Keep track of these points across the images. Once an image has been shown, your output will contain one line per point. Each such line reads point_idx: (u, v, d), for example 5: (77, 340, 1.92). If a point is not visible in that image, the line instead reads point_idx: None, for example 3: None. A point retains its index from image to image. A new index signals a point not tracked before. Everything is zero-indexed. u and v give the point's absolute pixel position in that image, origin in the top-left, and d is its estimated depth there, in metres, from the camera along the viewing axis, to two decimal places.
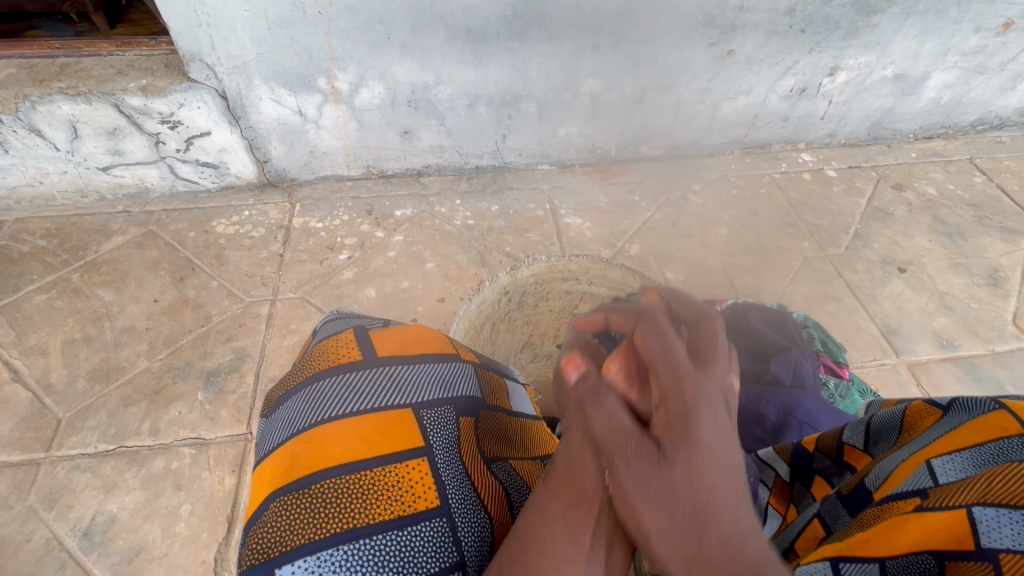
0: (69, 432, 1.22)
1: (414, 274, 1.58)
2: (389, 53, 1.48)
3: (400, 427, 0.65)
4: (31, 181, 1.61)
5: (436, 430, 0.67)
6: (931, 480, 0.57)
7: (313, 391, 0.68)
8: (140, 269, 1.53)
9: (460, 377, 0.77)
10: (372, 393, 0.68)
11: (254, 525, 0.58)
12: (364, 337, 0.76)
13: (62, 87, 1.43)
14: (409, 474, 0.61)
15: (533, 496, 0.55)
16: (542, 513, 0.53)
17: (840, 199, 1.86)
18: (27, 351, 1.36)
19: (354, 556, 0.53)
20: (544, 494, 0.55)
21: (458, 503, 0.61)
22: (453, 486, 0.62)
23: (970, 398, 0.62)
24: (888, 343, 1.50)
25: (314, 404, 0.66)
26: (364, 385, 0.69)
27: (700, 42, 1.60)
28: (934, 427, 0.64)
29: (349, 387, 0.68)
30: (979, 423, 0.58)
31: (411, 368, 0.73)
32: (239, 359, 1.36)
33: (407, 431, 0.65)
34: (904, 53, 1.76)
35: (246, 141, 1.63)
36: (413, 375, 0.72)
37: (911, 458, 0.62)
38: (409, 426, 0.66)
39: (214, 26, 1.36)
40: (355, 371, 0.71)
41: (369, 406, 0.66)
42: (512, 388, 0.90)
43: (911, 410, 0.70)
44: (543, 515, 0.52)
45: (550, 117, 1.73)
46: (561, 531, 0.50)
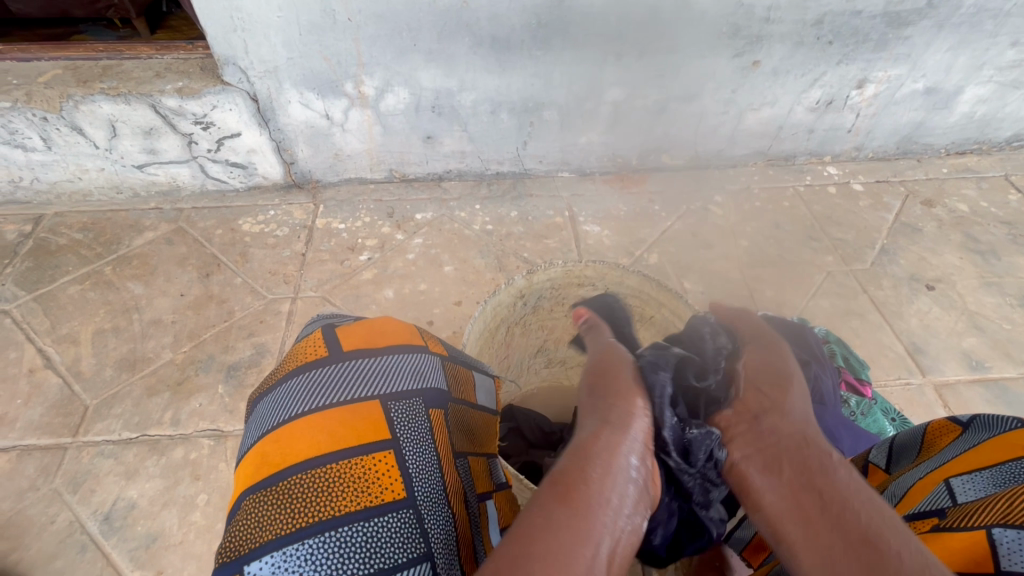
0: (95, 419, 1.26)
1: (432, 277, 1.59)
2: (415, 59, 1.52)
3: (365, 419, 0.66)
4: (71, 177, 1.68)
5: (404, 423, 0.68)
6: (950, 500, 0.59)
7: (283, 392, 0.70)
8: (169, 263, 1.59)
9: (430, 369, 0.77)
10: (338, 387, 0.69)
11: (232, 523, 0.61)
12: (331, 338, 0.76)
13: (103, 87, 1.49)
14: (375, 466, 0.62)
15: (538, 500, 0.61)
16: (548, 517, 0.59)
17: (867, 214, 1.82)
18: (60, 339, 1.40)
19: (319, 549, 0.55)
20: (550, 500, 0.61)
21: (423, 495, 0.63)
22: (420, 478, 0.64)
23: (991, 417, 0.65)
24: (913, 362, 1.45)
25: (282, 406, 0.68)
26: (330, 381, 0.69)
27: (724, 53, 1.60)
28: (952, 445, 0.66)
29: (316, 384, 0.69)
30: (1001, 442, 0.61)
31: (378, 362, 0.73)
32: (259, 354, 1.39)
33: (373, 424, 0.66)
34: (936, 66, 1.72)
35: (274, 143, 1.67)
36: (380, 368, 0.72)
37: (930, 476, 0.65)
38: (376, 418, 0.66)
39: (248, 31, 1.41)
40: (322, 367, 0.71)
41: (334, 401, 0.67)
42: (478, 382, 0.87)
43: (931, 429, 0.72)
44: (549, 519, 0.58)
45: (571, 125, 1.74)
46: (567, 538, 0.57)
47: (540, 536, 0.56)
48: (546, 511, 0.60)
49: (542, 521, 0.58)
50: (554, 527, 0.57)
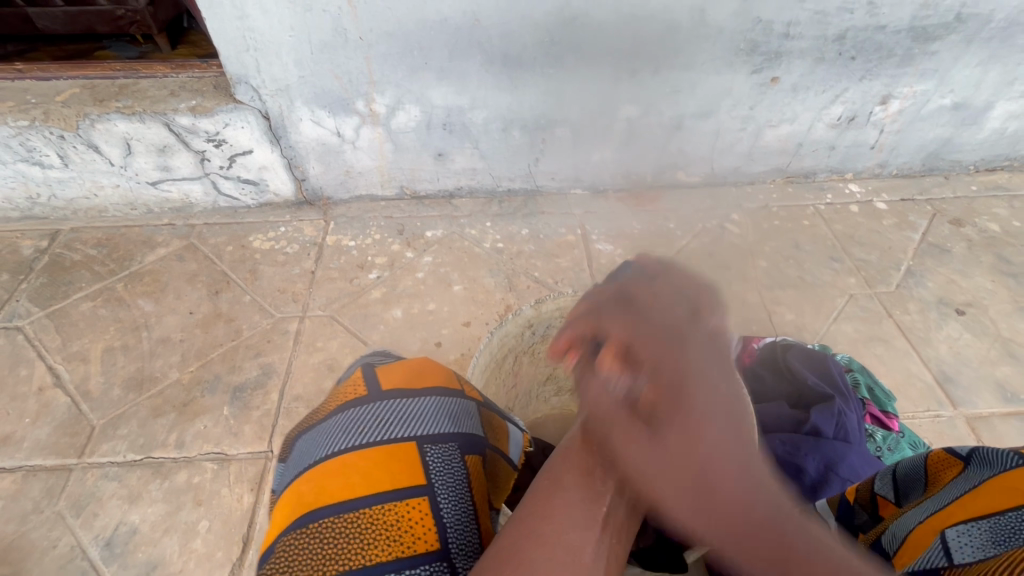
0: (101, 440, 1.25)
1: (441, 296, 1.56)
2: (426, 77, 1.51)
3: (401, 463, 0.64)
4: (87, 194, 1.70)
5: (440, 467, 0.66)
6: (947, 559, 0.56)
7: (321, 429, 0.69)
8: (179, 280, 1.59)
9: (469, 412, 0.74)
10: (375, 427, 0.67)
11: (263, 564, 0.60)
12: (371, 377, 0.74)
13: (119, 106, 1.50)
14: (408, 514, 0.60)
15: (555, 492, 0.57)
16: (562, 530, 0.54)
17: (891, 234, 1.76)
18: (70, 357, 1.41)
19: None
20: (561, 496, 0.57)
21: (458, 548, 0.61)
22: (454, 529, 0.62)
23: (990, 450, 0.63)
24: (944, 393, 1.38)
25: (320, 443, 0.67)
26: (367, 420, 0.68)
27: (742, 69, 1.56)
28: (955, 483, 0.64)
29: (353, 423, 0.67)
30: (1001, 485, 0.58)
31: (415, 402, 0.71)
32: (265, 375, 1.38)
33: (408, 467, 0.64)
34: (965, 81, 1.66)
35: (286, 160, 1.67)
36: (417, 409, 0.70)
37: (930, 522, 0.62)
38: (412, 461, 0.65)
39: (261, 50, 1.42)
40: (359, 406, 0.70)
41: (370, 441, 0.66)
42: (513, 434, 0.81)
43: (933, 459, 0.70)
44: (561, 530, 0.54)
45: (584, 142, 1.71)
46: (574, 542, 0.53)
47: (551, 519, 0.54)
48: (553, 490, 0.57)
49: (554, 485, 0.57)
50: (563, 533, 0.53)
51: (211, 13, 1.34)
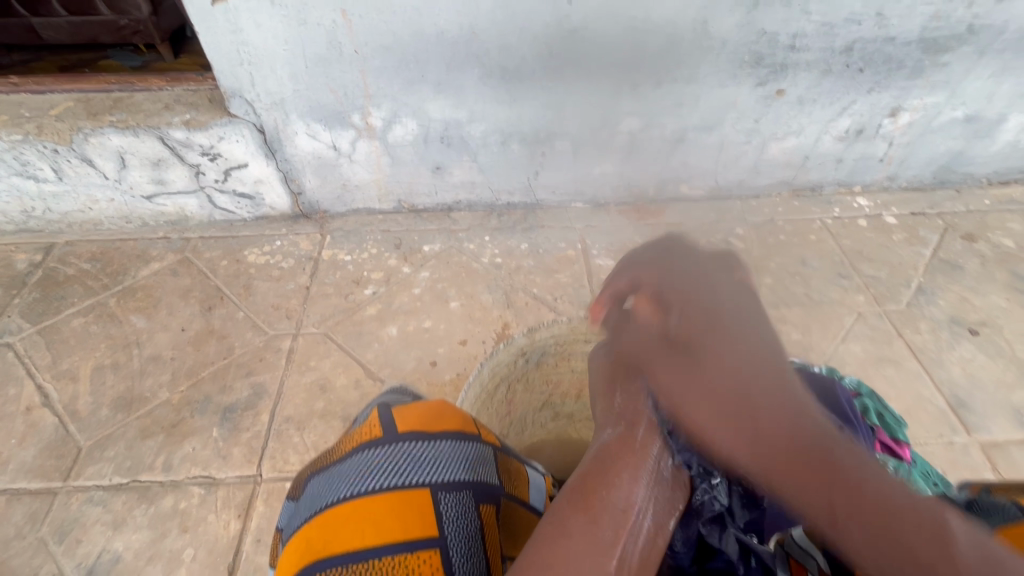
0: (87, 462, 1.23)
1: (438, 312, 1.53)
2: (423, 91, 1.48)
3: (415, 511, 0.60)
4: (82, 208, 1.68)
5: (454, 518, 0.62)
6: None
7: (334, 471, 0.65)
8: (172, 296, 1.56)
9: (485, 458, 0.70)
10: (389, 470, 0.63)
11: None
12: (386, 416, 0.70)
13: (112, 120, 1.48)
14: (419, 568, 0.57)
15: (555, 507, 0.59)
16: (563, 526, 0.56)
17: (901, 249, 1.71)
18: (60, 375, 1.39)
19: None
20: (567, 508, 0.58)
21: None
22: None
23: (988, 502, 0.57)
24: (956, 418, 1.33)
25: (331, 486, 0.63)
26: (381, 463, 0.64)
27: (746, 82, 1.52)
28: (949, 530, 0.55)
29: (367, 465, 0.64)
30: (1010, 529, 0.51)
31: (431, 445, 0.67)
32: (256, 395, 1.35)
33: (422, 517, 0.60)
34: (978, 93, 1.61)
35: (282, 174, 1.65)
36: (433, 452, 0.66)
37: None
38: (426, 510, 0.61)
39: (255, 64, 1.39)
40: (373, 447, 0.66)
41: (384, 485, 0.62)
42: (531, 478, 0.80)
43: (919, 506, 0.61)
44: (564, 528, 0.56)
45: (584, 155, 1.67)
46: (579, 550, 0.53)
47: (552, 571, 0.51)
48: (565, 511, 0.57)
49: (558, 531, 0.55)
50: (568, 535, 0.55)
51: (204, 26, 1.32)
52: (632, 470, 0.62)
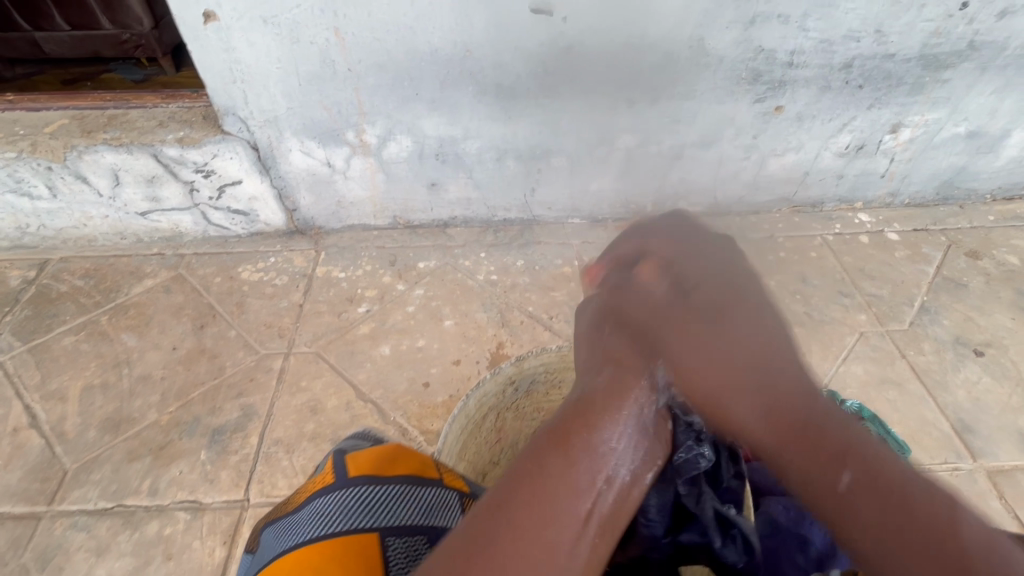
0: (72, 486, 1.21)
1: (431, 332, 1.51)
2: (417, 108, 1.47)
3: (360, 554, 0.59)
4: (76, 224, 1.68)
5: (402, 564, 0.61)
6: None
7: (284, 522, 0.64)
8: (164, 314, 1.55)
9: (439, 503, 0.70)
10: (337, 515, 0.62)
11: None
12: (339, 462, 0.70)
13: (106, 138, 1.48)
14: None
15: (537, 443, 0.65)
16: (546, 470, 0.63)
17: (903, 267, 1.68)
18: (48, 395, 1.37)
19: None
20: (547, 446, 0.65)
21: None
22: None
23: None
24: (962, 443, 1.29)
25: (280, 537, 0.62)
26: (330, 509, 0.63)
27: (744, 98, 1.51)
28: None
29: (314, 513, 0.63)
30: None
31: (383, 489, 0.67)
32: (246, 417, 1.33)
33: (367, 561, 0.59)
34: (979, 109, 1.59)
35: (276, 191, 1.64)
36: (385, 497, 0.66)
37: None
38: (372, 554, 0.60)
39: (248, 82, 1.39)
40: (323, 494, 0.65)
41: (330, 530, 0.60)
42: None
43: None
44: (546, 470, 0.63)
45: (581, 172, 1.66)
46: (559, 493, 0.61)
47: (531, 509, 0.59)
48: (540, 454, 0.64)
49: (538, 472, 0.62)
50: (548, 474, 0.62)
51: (197, 45, 1.32)
52: (619, 414, 0.70)
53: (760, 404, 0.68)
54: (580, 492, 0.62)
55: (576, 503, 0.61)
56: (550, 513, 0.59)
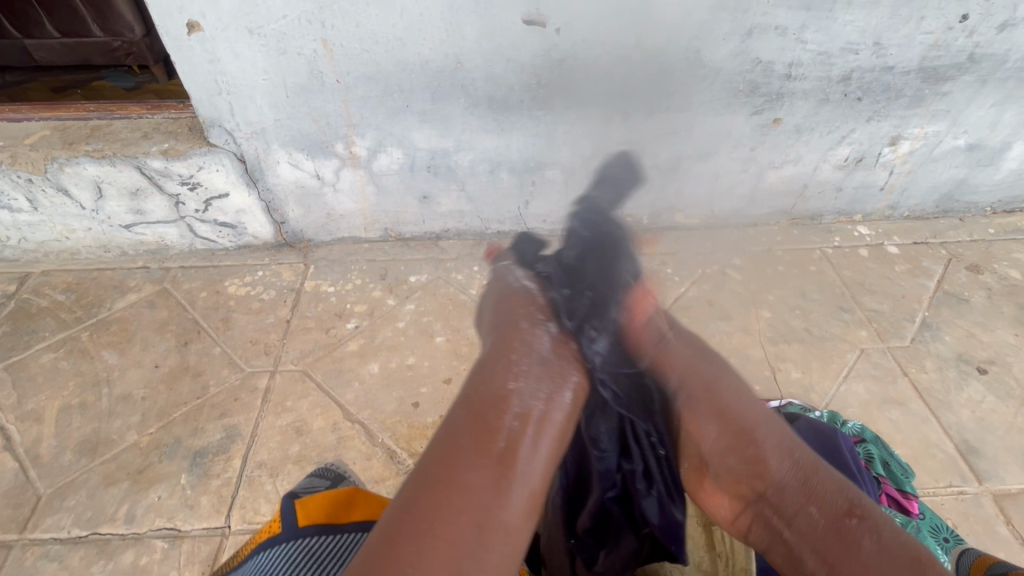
0: (45, 513, 1.17)
1: (422, 348, 1.47)
2: (408, 120, 1.43)
3: None
4: (58, 237, 1.64)
5: None
6: None
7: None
8: (147, 330, 1.51)
9: None
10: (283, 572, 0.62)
11: None
12: (288, 507, 0.68)
13: (88, 150, 1.44)
14: None
15: (450, 416, 0.72)
16: (453, 430, 0.69)
17: (904, 281, 1.65)
18: (24, 416, 1.33)
19: None
20: (458, 413, 0.71)
21: None
22: None
23: None
24: (967, 465, 1.26)
25: None
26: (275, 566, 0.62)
27: (741, 110, 1.48)
28: None
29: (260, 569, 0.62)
30: None
31: (334, 539, 0.66)
32: (229, 439, 1.28)
33: None
34: (979, 122, 1.57)
35: (264, 204, 1.60)
36: (334, 548, 0.65)
37: None
38: None
39: (234, 93, 1.35)
40: (270, 548, 0.64)
41: None
42: None
43: None
44: (453, 430, 0.69)
45: (576, 184, 1.62)
46: (467, 442, 0.67)
47: (444, 465, 0.65)
48: (449, 424, 0.70)
49: (446, 436, 0.68)
50: (457, 434, 0.68)
51: (180, 56, 1.28)
52: (515, 358, 0.78)
53: (786, 472, 0.75)
54: (489, 432, 0.68)
55: (486, 441, 0.67)
56: (458, 456, 0.65)
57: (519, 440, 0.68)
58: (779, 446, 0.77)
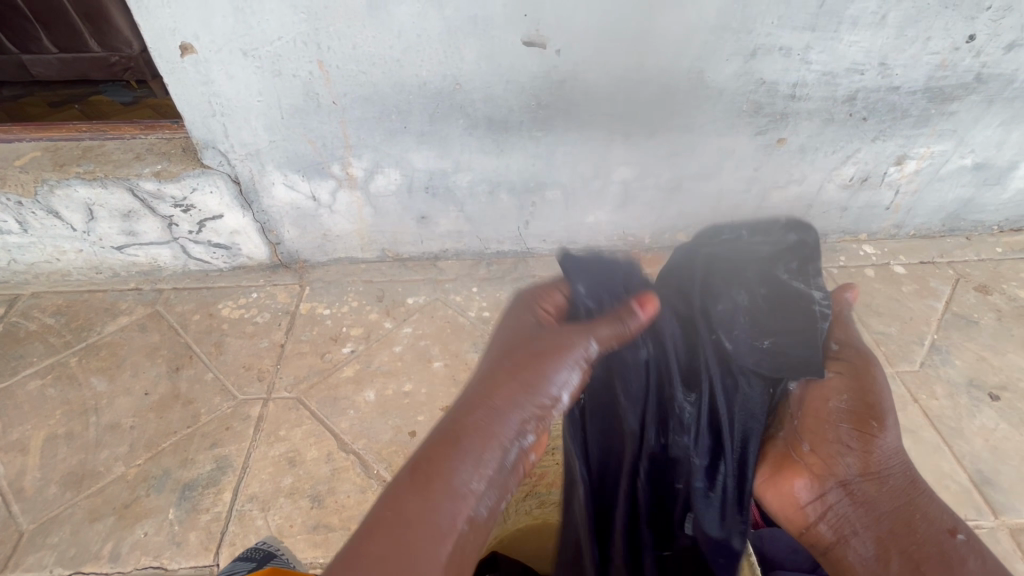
0: (27, 550, 1.13)
1: (419, 374, 1.43)
2: (406, 141, 1.41)
3: None
4: (48, 259, 1.61)
5: None
6: None
7: None
8: (138, 355, 1.47)
9: None
10: None
11: None
12: None
13: (79, 171, 1.41)
14: None
15: (398, 484, 0.61)
16: (401, 516, 0.58)
17: (912, 302, 1.62)
18: (8, 447, 1.29)
19: None
20: (411, 496, 0.59)
21: None
22: None
23: None
24: (982, 497, 1.22)
25: None
26: None
27: (745, 130, 1.45)
28: None
29: None
30: None
31: None
32: (219, 470, 1.24)
33: None
34: (986, 141, 1.54)
35: (259, 225, 1.57)
36: None
37: None
38: None
39: (228, 115, 1.33)
40: None
41: None
42: None
43: None
44: (401, 518, 0.58)
45: (577, 204, 1.60)
46: (413, 540, 0.57)
47: (383, 562, 0.55)
48: (396, 506, 0.59)
49: (392, 522, 0.58)
50: (403, 528, 0.57)
51: (174, 78, 1.26)
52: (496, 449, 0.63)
53: (896, 484, 0.81)
54: (437, 542, 0.57)
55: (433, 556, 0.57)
56: (389, 554, 0.55)
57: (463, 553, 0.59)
58: (895, 444, 0.85)
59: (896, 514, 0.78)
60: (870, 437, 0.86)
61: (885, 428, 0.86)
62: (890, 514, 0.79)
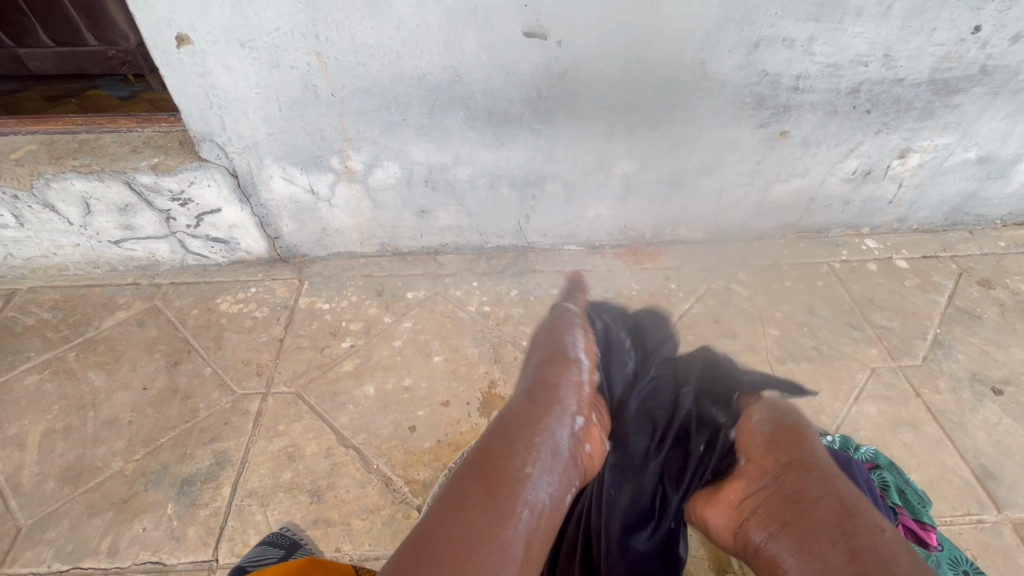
0: (25, 545, 1.12)
1: (419, 369, 1.42)
2: (406, 134, 1.40)
3: None
4: (45, 253, 1.59)
5: None
6: None
7: None
8: (136, 349, 1.46)
9: None
10: None
11: None
12: None
13: (75, 165, 1.39)
14: None
15: (461, 478, 0.74)
16: (463, 501, 0.70)
17: (915, 297, 1.61)
18: (6, 442, 1.29)
19: None
20: (476, 490, 0.71)
21: None
22: None
23: None
24: (985, 492, 1.21)
25: None
26: None
27: (747, 123, 1.44)
28: None
29: None
30: None
31: None
32: (218, 465, 1.23)
33: None
34: (991, 134, 1.53)
35: (257, 219, 1.56)
36: None
37: None
38: None
39: (225, 107, 1.31)
40: None
41: None
42: None
43: None
44: (464, 503, 0.70)
45: (577, 198, 1.59)
46: (480, 518, 0.68)
47: (450, 541, 0.64)
48: (462, 497, 0.71)
49: (457, 506, 0.69)
50: (468, 509, 0.69)
51: (170, 70, 1.24)
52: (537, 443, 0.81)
53: (808, 477, 0.76)
54: (501, 518, 0.69)
55: (502, 540, 0.66)
56: (466, 526, 0.66)
57: (528, 530, 0.70)
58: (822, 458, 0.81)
59: (789, 498, 0.74)
60: (793, 435, 0.86)
61: (807, 442, 0.84)
62: (791, 500, 0.74)
